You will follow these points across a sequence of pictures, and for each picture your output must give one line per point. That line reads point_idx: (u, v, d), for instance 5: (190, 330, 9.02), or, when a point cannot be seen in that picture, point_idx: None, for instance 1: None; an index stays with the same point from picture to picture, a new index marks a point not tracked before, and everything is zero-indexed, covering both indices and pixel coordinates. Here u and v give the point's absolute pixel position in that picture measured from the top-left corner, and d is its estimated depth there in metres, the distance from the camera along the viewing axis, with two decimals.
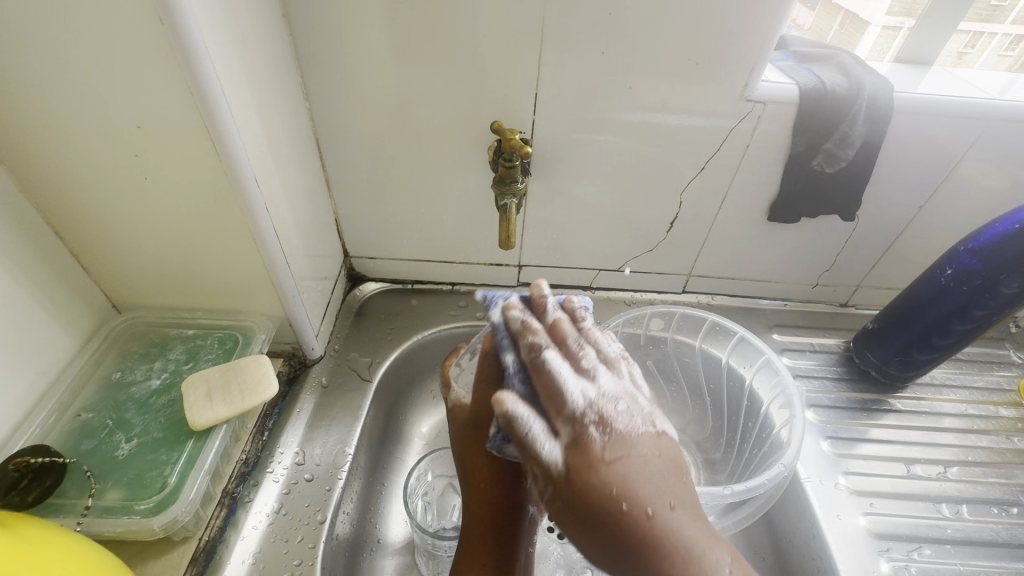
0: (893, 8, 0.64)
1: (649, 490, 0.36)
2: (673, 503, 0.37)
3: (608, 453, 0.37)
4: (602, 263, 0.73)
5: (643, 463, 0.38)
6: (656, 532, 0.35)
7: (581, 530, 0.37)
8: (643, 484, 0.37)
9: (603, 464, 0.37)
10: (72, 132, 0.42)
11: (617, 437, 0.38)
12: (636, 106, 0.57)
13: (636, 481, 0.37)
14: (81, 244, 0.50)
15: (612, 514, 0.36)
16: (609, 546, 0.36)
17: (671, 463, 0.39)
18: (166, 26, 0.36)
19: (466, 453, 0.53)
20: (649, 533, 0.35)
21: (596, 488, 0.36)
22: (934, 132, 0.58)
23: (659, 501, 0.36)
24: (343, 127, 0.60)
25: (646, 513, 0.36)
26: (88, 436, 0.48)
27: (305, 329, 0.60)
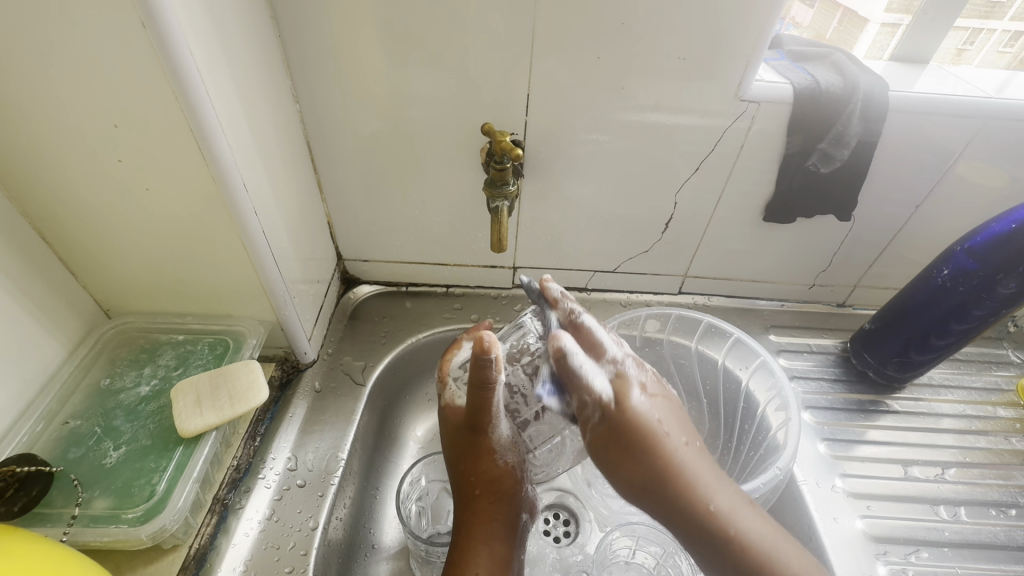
0: (892, 6, 0.63)
1: (678, 428, 0.46)
2: (687, 441, 0.46)
3: (636, 396, 0.46)
4: (597, 264, 0.73)
5: (659, 411, 0.46)
6: (683, 464, 0.44)
7: (629, 465, 0.44)
8: (671, 429, 0.46)
9: (654, 420, 0.45)
10: (56, 138, 0.42)
11: (638, 394, 0.46)
12: (629, 107, 0.56)
13: (668, 423, 0.46)
14: (69, 250, 0.50)
15: (673, 477, 0.43)
16: (661, 483, 0.43)
17: (680, 416, 0.48)
18: (148, 30, 0.36)
19: (464, 459, 0.52)
20: (675, 464, 0.44)
21: (655, 437, 0.44)
22: (931, 131, 0.57)
23: (692, 450, 0.45)
24: (334, 130, 0.59)
25: (677, 449, 0.44)
26: (75, 444, 0.47)
27: (297, 334, 0.59)
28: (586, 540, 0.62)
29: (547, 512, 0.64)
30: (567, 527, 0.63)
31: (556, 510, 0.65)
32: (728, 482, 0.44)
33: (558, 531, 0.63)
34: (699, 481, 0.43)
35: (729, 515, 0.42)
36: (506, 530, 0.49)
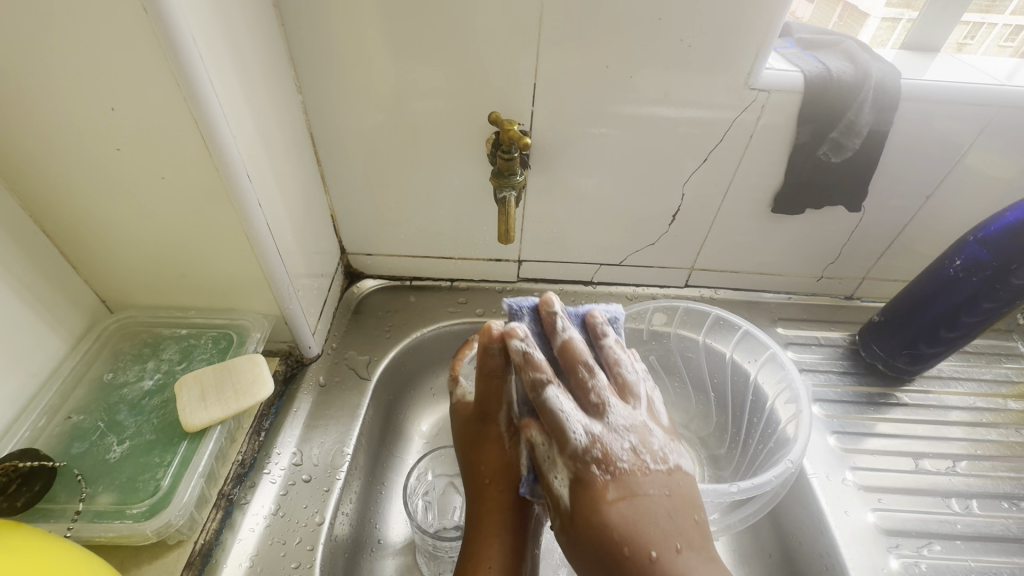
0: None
1: (658, 529, 0.39)
2: (677, 546, 0.39)
3: (620, 495, 0.40)
4: (603, 257, 0.72)
5: (654, 499, 0.41)
6: (658, 568, 0.38)
7: (584, 554, 0.40)
8: (649, 526, 0.39)
9: (623, 502, 0.40)
10: (57, 129, 0.41)
11: (620, 467, 0.42)
12: (637, 97, 0.56)
13: (645, 521, 0.39)
14: (70, 243, 0.49)
15: (616, 543, 0.39)
16: (597, 550, 0.39)
17: (682, 500, 0.42)
18: (149, 16, 0.35)
19: (474, 449, 0.51)
20: (650, 561, 0.38)
21: (605, 511, 0.40)
22: (943, 120, 0.56)
23: (670, 536, 0.39)
24: (337, 122, 0.58)
25: (659, 555, 0.38)
26: (78, 439, 0.47)
27: (301, 327, 0.59)
28: None
29: None
30: None
31: None
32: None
33: None
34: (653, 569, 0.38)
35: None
36: (518, 521, 0.47)
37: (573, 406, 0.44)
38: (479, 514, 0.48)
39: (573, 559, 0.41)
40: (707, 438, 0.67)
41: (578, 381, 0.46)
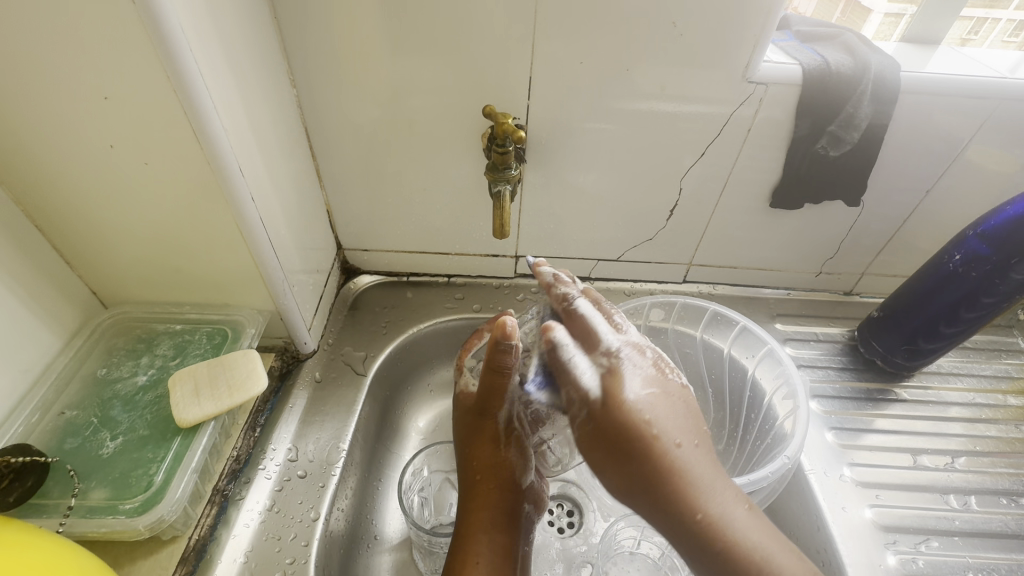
0: None
1: (674, 426, 0.38)
2: (700, 515, 0.37)
3: (625, 387, 0.39)
4: (600, 253, 0.72)
5: (665, 397, 0.40)
6: (676, 464, 0.37)
7: (600, 450, 0.39)
8: (666, 420, 0.38)
9: (641, 395, 0.39)
10: (47, 123, 0.41)
11: (633, 386, 0.39)
12: (634, 91, 0.55)
13: (661, 421, 0.38)
14: (64, 239, 0.49)
15: (641, 437, 0.37)
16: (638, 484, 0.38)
17: (687, 406, 0.41)
18: (137, 8, 0.35)
19: (470, 443, 0.51)
20: (675, 467, 0.37)
21: (623, 405, 0.38)
22: (943, 114, 0.56)
23: (703, 470, 0.38)
24: (332, 116, 0.58)
25: (679, 456, 0.38)
26: (72, 434, 0.47)
27: (296, 323, 0.58)
28: (590, 530, 0.62)
29: (551, 502, 0.64)
30: (571, 518, 0.63)
31: (560, 501, 0.64)
32: (731, 497, 0.38)
33: (562, 521, 0.62)
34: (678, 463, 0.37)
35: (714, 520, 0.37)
36: (507, 521, 0.48)
37: (578, 347, 0.42)
38: (472, 510, 0.48)
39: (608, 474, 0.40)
40: (705, 434, 0.66)
41: (578, 318, 0.45)
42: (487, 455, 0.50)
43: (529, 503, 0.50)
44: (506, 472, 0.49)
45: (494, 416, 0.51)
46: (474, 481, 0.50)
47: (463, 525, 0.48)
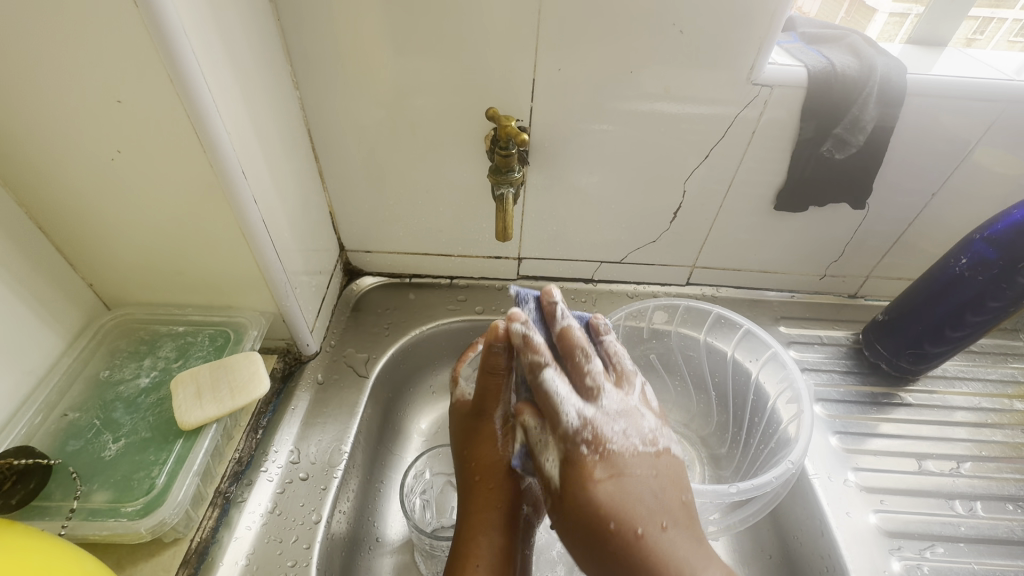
0: None
1: (654, 509, 0.40)
2: (664, 523, 0.40)
3: (608, 460, 0.41)
4: (603, 255, 0.71)
5: (638, 474, 0.41)
6: (648, 550, 0.39)
7: (571, 520, 0.41)
8: (636, 507, 0.40)
9: (609, 455, 0.41)
10: (50, 126, 0.41)
11: (616, 449, 0.42)
12: (638, 93, 0.55)
13: (631, 501, 0.40)
14: (67, 241, 0.49)
15: (606, 523, 0.39)
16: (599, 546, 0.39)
17: (665, 473, 0.42)
18: (140, 11, 0.35)
19: (466, 443, 0.51)
20: (646, 549, 0.39)
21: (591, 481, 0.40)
22: (949, 117, 0.55)
23: (671, 548, 0.39)
24: (335, 118, 0.58)
25: (647, 541, 0.39)
26: (74, 436, 0.47)
27: (299, 325, 0.58)
28: None
29: None
30: None
31: None
32: (695, 568, 0.39)
33: None
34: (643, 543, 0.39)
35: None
36: (508, 522, 0.47)
37: (569, 392, 0.44)
38: (472, 511, 0.47)
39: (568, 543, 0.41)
40: (708, 438, 0.66)
41: (574, 366, 0.46)
42: (485, 456, 0.49)
43: (527, 505, 0.49)
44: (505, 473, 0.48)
45: (491, 417, 0.50)
46: (474, 482, 0.49)
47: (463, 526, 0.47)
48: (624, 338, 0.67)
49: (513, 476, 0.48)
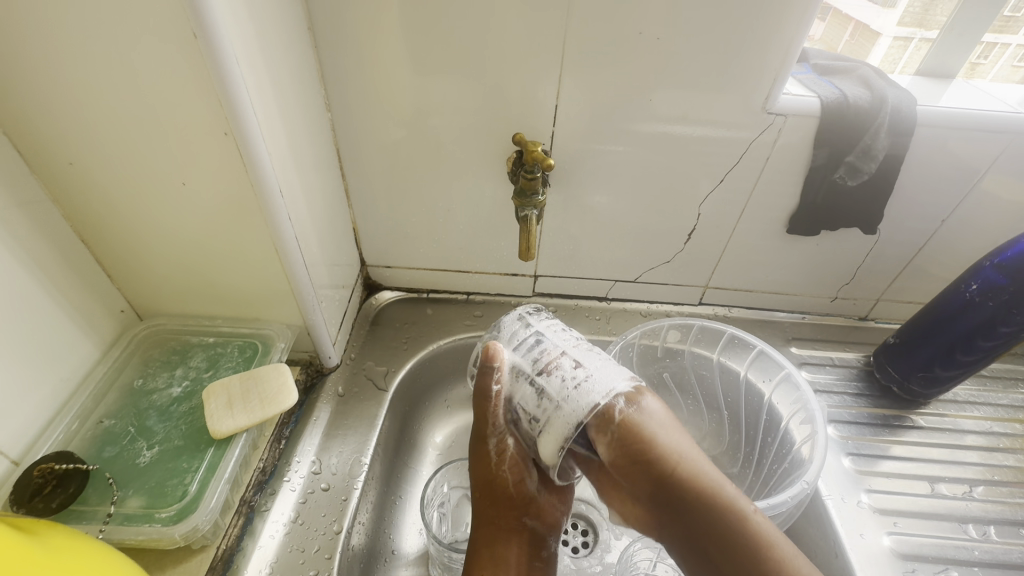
0: (904, 19, 0.63)
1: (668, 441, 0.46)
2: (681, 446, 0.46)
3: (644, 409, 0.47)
4: (618, 274, 0.73)
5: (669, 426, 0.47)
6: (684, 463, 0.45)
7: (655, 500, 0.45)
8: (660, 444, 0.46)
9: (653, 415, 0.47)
10: (102, 145, 0.43)
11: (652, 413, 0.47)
12: (656, 119, 0.57)
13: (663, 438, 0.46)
14: (107, 252, 0.51)
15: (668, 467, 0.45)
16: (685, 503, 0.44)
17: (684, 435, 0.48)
18: (199, 41, 0.37)
19: (475, 463, 0.51)
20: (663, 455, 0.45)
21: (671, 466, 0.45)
22: (958, 146, 0.57)
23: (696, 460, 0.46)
24: (364, 138, 0.60)
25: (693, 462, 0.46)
26: (109, 443, 0.48)
27: (323, 338, 0.60)
28: (605, 550, 0.62)
29: (566, 521, 0.64)
30: (586, 538, 0.63)
31: (574, 520, 0.65)
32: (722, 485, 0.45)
33: (577, 541, 0.63)
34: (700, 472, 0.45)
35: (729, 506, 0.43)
36: (528, 541, 0.49)
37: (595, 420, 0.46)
38: (485, 527, 0.49)
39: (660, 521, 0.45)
40: (719, 457, 0.67)
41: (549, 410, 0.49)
42: (487, 477, 0.50)
43: (531, 517, 0.50)
44: (510, 493, 0.50)
45: (487, 442, 0.50)
46: (481, 503, 0.50)
47: (482, 542, 0.49)
48: (639, 356, 0.68)
49: (515, 496, 0.50)
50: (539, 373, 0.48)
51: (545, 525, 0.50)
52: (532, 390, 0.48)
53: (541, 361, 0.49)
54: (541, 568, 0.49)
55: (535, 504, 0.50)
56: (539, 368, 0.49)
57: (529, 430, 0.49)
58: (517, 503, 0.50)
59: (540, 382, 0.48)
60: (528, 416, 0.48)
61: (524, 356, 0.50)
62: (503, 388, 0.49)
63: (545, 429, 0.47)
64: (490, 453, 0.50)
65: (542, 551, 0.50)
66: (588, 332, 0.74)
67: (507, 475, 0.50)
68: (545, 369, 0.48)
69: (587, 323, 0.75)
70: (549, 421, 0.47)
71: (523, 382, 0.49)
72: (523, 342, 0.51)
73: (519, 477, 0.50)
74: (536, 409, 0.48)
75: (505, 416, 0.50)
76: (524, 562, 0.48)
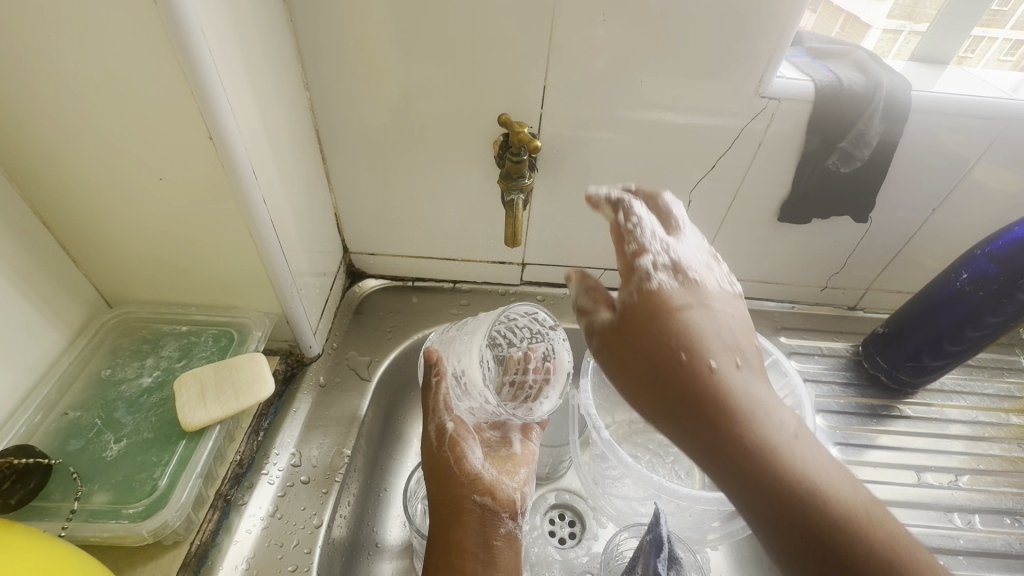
0: (894, 12, 0.63)
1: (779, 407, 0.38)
2: (738, 363, 0.39)
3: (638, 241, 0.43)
4: (607, 262, 0.72)
5: (686, 288, 0.41)
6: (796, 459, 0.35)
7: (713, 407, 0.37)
8: (704, 337, 0.39)
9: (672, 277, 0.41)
10: (59, 122, 0.41)
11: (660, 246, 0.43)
12: (646, 103, 0.55)
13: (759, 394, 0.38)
14: (72, 237, 0.49)
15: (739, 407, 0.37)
16: (797, 540, 0.34)
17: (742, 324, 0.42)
18: (160, 7, 0.34)
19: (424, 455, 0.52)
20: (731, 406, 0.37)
21: (665, 318, 0.40)
22: (952, 132, 0.56)
23: (851, 484, 0.35)
24: (343, 119, 0.58)
25: (841, 487, 0.35)
26: (75, 436, 0.46)
27: (302, 326, 0.58)
28: (592, 539, 0.62)
29: (552, 512, 0.64)
30: (573, 529, 0.63)
31: (561, 510, 0.64)
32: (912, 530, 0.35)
33: (564, 532, 0.62)
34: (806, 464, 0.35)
35: (912, 555, 0.32)
36: (482, 522, 0.47)
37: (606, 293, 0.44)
38: (438, 513, 0.48)
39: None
40: None
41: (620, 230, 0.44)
42: (433, 463, 0.51)
43: (483, 495, 0.48)
44: (455, 472, 0.49)
45: (429, 430, 0.52)
46: (436, 491, 0.50)
47: (439, 522, 0.47)
48: None
49: (460, 474, 0.49)
50: (464, 330, 0.54)
51: (499, 503, 0.48)
52: (456, 340, 0.54)
53: (462, 326, 0.56)
54: (503, 549, 0.47)
55: (483, 483, 0.49)
56: (466, 327, 0.54)
57: (462, 382, 0.51)
58: (465, 481, 0.49)
59: (460, 332, 0.54)
60: (456, 369, 0.52)
61: (453, 338, 0.54)
62: (440, 368, 0.53)
63: (468, 358, 0.51)
64: (432, 438, 0.52)
65: (501, 530, 0.48)
66: (577, 321, 0.73)
67: (449, 454, 0.50)
68: (466, 326, 0.55)
69: None
70: (468, 354, 0.51)
71: (451, 356, 0.53)
72: (451, 333, 0.56)
73: (462, 456, 0.50)
74: (460, 350, 0.52)
75: (444, 401, 0.52)
76: (479, 542, 0.46)
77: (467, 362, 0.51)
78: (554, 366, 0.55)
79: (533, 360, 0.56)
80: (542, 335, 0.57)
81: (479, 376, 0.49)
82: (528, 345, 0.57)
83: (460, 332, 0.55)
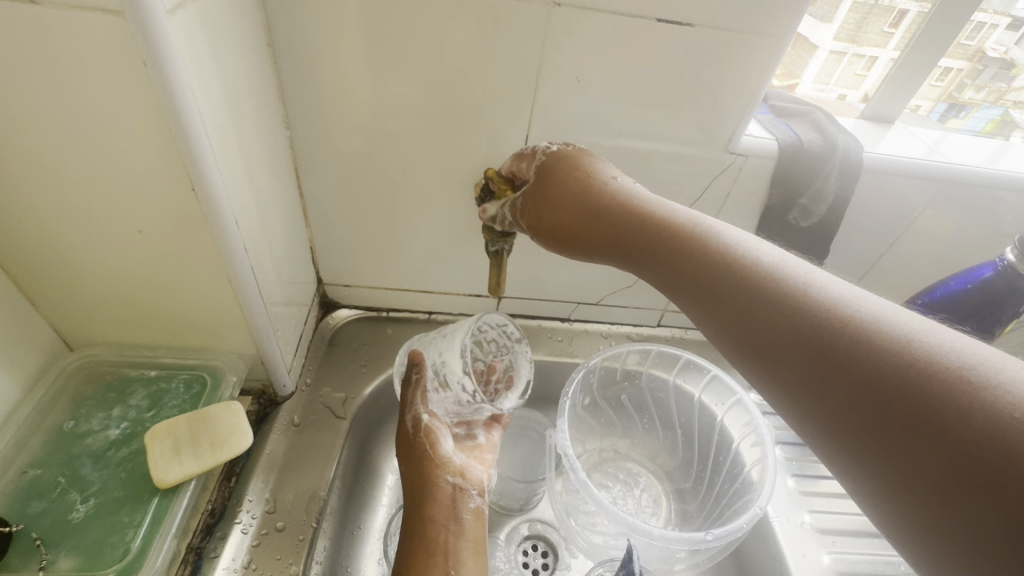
0: (839, 35, 0.66)
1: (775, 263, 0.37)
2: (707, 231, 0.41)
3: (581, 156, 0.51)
4: (581, 296, 0.74)
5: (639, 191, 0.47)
6: (795, 301, 0.34)
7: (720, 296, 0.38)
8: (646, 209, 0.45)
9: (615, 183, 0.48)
10: (24, 171, 0.38)
11: (609, 174, 0.49)
12: (624, 153, 0.58)
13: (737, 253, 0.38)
14: (31, 282, 0.46)
15: (727, 271, 0.38)
16: (840, 387, 0.30)
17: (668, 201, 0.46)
18: (150, 70, 0.33)
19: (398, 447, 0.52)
20: (725, 273, 0.38)
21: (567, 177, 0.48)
22: (900, 189, 0.61)
23: (892, 311, 0.31)
24: (324, 157, 0.57)
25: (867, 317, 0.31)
26: (37, 496, 0.44)
27: (278, 367, 0.57)
28: (565, 569, 0.63)
29: (526, 543, 0.65)
30: (546, 559, 0.64)
31: (534, 542, 0.65)
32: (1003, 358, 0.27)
33: (537, 563, 0.63)
34: (805, 293, 0.34)
35: (951, 372, 0.27)
36: (452, 499, 0.48)
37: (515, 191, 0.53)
38: (411, 497, 0.48)
39: (897, 461, 0.27)
40: (673, 472, 0.70)
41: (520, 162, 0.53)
42: (407, 451, 0.51)
43: (454, 476, 0.49)
44: (428, 457, 0.50)
45: (405, 420, 0.52)
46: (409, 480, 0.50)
47: (412, 505, 0.48)
48: (599, 381, 0.69)
49: (433, 457, 0.50)
50: (446, 330, 0.56)
51: (468, 482, 0.49)
52: (437, 339, 0.56)
53: (441, 330, 0.58)
54: (471, 523, 0.47)
55: (453, 465, 0.50)
56: (446, 329, 0.56)
57: (442, 377, 0.53)
58: (438, 463, 0.49)
59: (440, 334, 0.57)
60: (437, 362, 0.54)
61: (434, 339, 0.56)
62: (422, 362, 0.54)
63: (449, 350, 0.53)
64: (407, 427, 0.52)
65: (470, 505, 0.48)
66: (551, 353, 0.74)
67: (423, 440, 0.50)
68: (445, 329, 0.57)
69: (550, 344, 0.75)
70: (450, 347, 0.53)
71: (434, 353, 0.54)
72: (431, 335, 0.58)
73: (436, 441, 0.51)
74: (442, 346, 0.54)
75: (422, 394, 0.53)
76: (450, 516, 0.47)
77: (446, 354, 0.53)
78: (518, 377, 0.58)
79: (498, 372, 0.59)
80: (506, 350, 0.60)
81: (458, 366, 0.51)
82: (493, 358, 0.60)
83: (442, 331, 0.57)
